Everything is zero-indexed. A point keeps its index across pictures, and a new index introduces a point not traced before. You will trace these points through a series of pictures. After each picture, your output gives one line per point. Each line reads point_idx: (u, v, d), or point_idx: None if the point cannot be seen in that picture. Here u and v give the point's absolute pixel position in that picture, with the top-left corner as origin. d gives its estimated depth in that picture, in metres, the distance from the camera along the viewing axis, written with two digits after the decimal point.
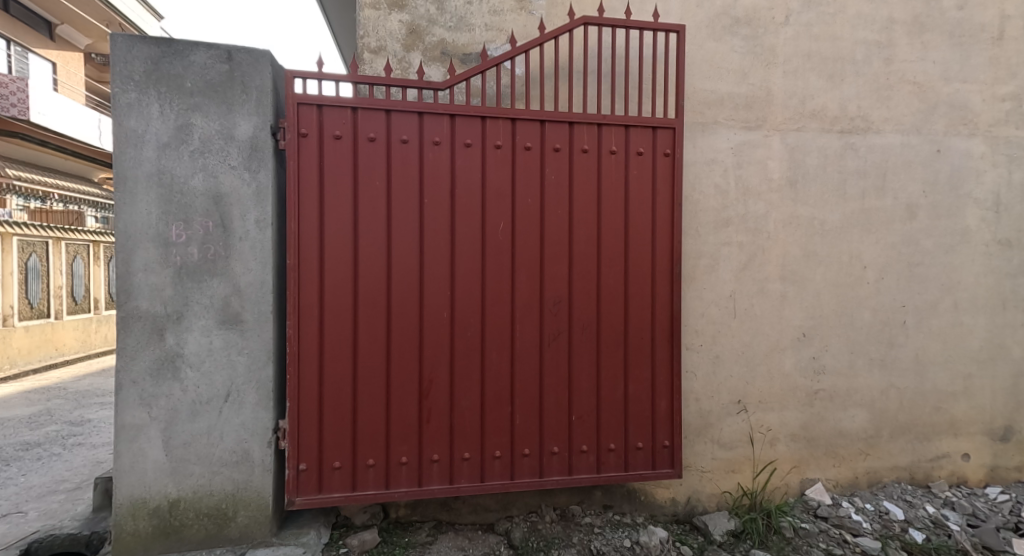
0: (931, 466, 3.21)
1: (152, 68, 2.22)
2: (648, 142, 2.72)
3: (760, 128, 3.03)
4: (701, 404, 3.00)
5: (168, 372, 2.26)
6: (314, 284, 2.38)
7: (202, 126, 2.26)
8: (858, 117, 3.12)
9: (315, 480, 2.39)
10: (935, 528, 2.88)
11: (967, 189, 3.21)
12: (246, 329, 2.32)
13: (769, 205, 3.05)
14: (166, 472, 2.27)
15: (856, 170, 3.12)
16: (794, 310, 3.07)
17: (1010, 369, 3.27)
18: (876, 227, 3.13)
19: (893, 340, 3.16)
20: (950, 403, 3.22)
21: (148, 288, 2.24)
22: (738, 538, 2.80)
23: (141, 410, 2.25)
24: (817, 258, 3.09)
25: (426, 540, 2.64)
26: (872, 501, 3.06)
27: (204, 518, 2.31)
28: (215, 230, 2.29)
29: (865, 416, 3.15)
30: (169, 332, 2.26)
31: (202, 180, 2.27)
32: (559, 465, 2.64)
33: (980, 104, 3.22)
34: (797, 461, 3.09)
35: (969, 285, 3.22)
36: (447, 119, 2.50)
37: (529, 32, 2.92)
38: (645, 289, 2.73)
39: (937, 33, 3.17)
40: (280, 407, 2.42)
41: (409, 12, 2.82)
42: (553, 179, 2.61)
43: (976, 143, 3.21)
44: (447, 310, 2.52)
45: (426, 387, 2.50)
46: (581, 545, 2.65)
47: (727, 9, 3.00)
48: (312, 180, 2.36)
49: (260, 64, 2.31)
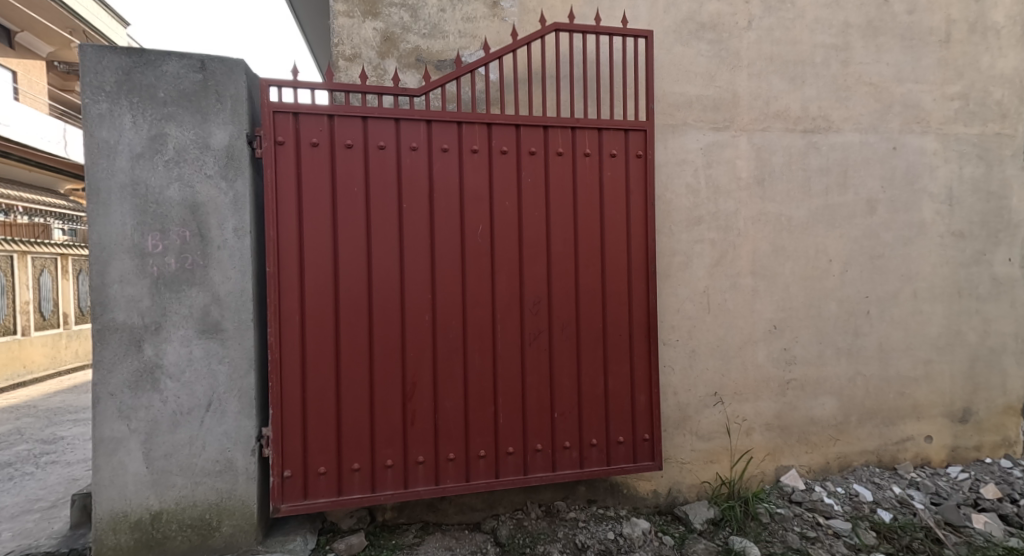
0: (897, 448, 3.36)
1: (123, 79, 2.21)
2: (621, 143, 2.80)
3: (727, 129, 3.14)
4: (679, 397, 3.09)
5: (148, 383, 2.25)
6: (294, 291, 2.39)
7: (176, 135, 2.26)
8: (820, 117, 3.25)
9: (300, 486, 2.40)
10: (901, 507, 3.03)
11: (922, 184, 3.38)
12: (225, 337, 2.32)
13: (738, 203, 3.16)
14: (147, 484, 2.26)
15: (818, 168, 3.25)
16: (764, 304, 3.19)
17: (967, 353, 3.44)
18: (839, 221, 3.28)
19: (858, 329, 3.30)
20: (913, 388, 3.37)
21: (125, 300, 2.23)
22: (718, 525, 2.91)
23: (120, 422, 2.23)
24: (785, 252, 3.21)
25: (413, 542, 2.67)
26: (843, 484, 3.20)
27: (188, 529, 2.30)
28: (192, 239, 2.29)
29: (835, 404, 3.28)
30: (147, 343, 2.25)
31: (178, 190, 2.27)
32: (542, 461, 2.69)
33: (931, 104, 3.39)
34: (771, 448, 3.21)
35: (927, 275, 3.38)
36: (424, 125, 2.54)
37: (503, 39, 2.98)
38: (622, 286, 2.80)
39: (889, 36, 3.33)
40: (263, 414, 2.43)
41: (382, 20, 2.86)
42: (530, 182, 2.67)
43: (928, 141, 3.38)
44: (429, 314, 2.56)
45: (410, 389, 2.54)
46: (566, 539, 2.71)
47: (692, 15, 3.11)
48: (290, 187, 2.38)
49: (234, 72, 2.32)
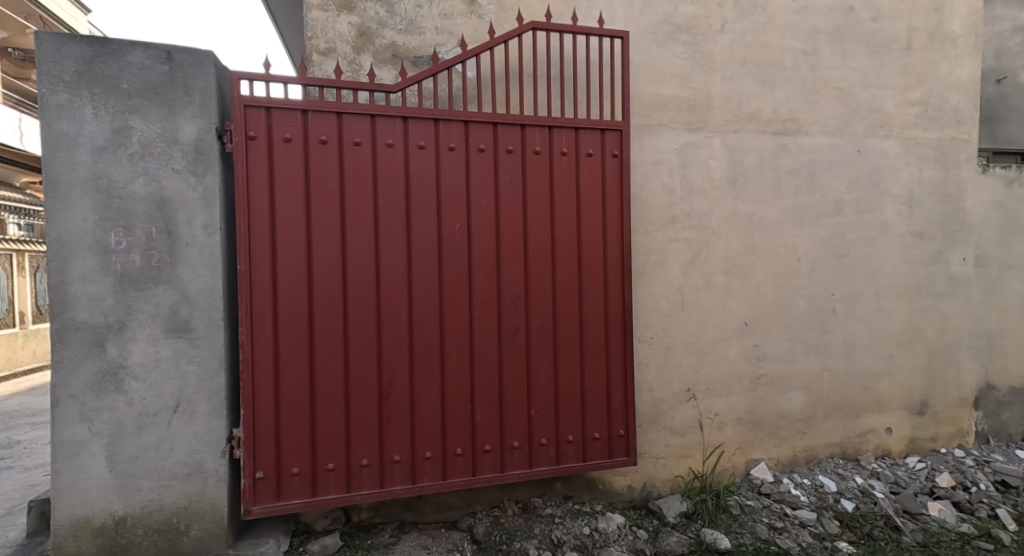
0: (860, 440, 3.49)
1: (85, 69, 2.12)
2: (597, 143, 2.83)
3: (701, 130, 3.20)
4: (654, 393, 3.14)
5: (112, 385, 2.17)
6: (267, 289, 2.34)
7: (141, 128, 2.19)
8: (789, 119, 3.34)
9: (273, 488, 2.36)
10: (863, 497, 3.15)
11: (885, 186, 3.50)
12: (195, 337, 2.26)
13: (712, 203, 3.22)
14: (111, 488, 2.18)
15: (788, 169, 3.34)
16: (736, 301, 3.27)
17: (926, 349, 3.60)
18: (808, 221, 3.37)
19: (825, 326, 3.41)
20: (876, 382, 3.50)
21: (86, 298, 2.14)
22: (691, 518, 2.97)
23: (82, 425, 2.15)
24: (756, 251, 3.29)
25: (389, 541, 2.65)
26: (809, 476, 3.31)
27: (154, 534, 2.24)
28: (160, 236, 2.22)
29: (802, 399, 3.38)
30: (110, 343, 2.17)
31: (144, 184, 2.20)
32: (519, 459, 2.71)
33: (893, 108, 3.52)
34: (742, 443, 3.29)
35: (889, 273, 3.51)
36: (400, 122, 2.51)
37: (480, 36, 2.97)
38: (598, 285, 2.83)
39: (855, 42, 3.44)
40: (234, 415, 2.37)
41: (358, 15, 2.81)
42: (507, 180, 2.67)
43: (891, 144, 3.51)
44: (405, 312, 2.54)
45: (386, 388, 2.51)
46: (542, 536, 2.73)
47: (668, 17, 3.15)
48: (263, 184, 2.33)
49: (203, 65, 2.25)
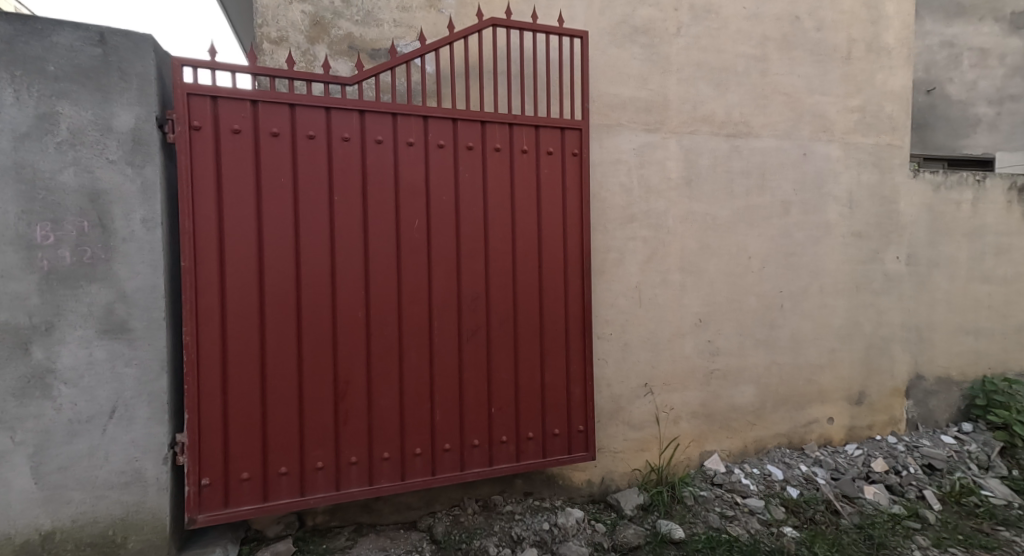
0: (804, 430, 3.67)
1: (4, 48, 1.94)
2: (557, 142, 2.84)
3: (659, 130, 3.27)
4: (612, 389, 3.19)
5: (37, 390, 2.01)
6: (214, 287, 2.22)
7: (71, 114, 2.02)
8: (741, 123, 3.46)
9: (220, 495, 2.25)
10: (807, 484, 3.32)
11: (828, 188, 3.69)
12: (133, 338, 2.12)
13: (668, 202, 3.30)
14: (38, 502, 2.01)
15: (740, 171, 3.46)
16: (691, 298, 3.36)
17: (863, 342, 3.82)
18: (758, 221, 3.51)
19: (774, 322, 3.56)
20: (819, 374, 3.69)
21: (7, 298, 1.96)
22: (647, 510, 3.05)
23: (2, 435, 1.97)
24: (710, 250, 3.40)
25: (346, 545, 2.58)
26: (758, 465, 3.45)
27: (87, 548, 2.08)
28: (93, 230, 2.07)
29: (752, 391, 3.52)
30: (36, 345, 2.01)
31: (74, 175, 2.04)
32: (480, 457, 2.69)
33: (835, 115, 3.71)
34: (696, 435, 3.40)
35: (831, 271, 3.70)
36: (356, 115, 2.44)
37: (439, 31, 2.92)
38: (558, 283, 2.85)
39: (801, 50, 3.60)
40: (177, 420, 2.25)
41: (311, 3, 2.70)
42: (467, 177, 2.64)
43: (833, 149, 3.70)
44: (362, 310, 2.47)
45: (343, 388, 2.44)
46: (502, 533, 2.74)
47: (626, 19, 3.20)
48: (209, 176, 2.21)
49: (141, 49, 2.11)
